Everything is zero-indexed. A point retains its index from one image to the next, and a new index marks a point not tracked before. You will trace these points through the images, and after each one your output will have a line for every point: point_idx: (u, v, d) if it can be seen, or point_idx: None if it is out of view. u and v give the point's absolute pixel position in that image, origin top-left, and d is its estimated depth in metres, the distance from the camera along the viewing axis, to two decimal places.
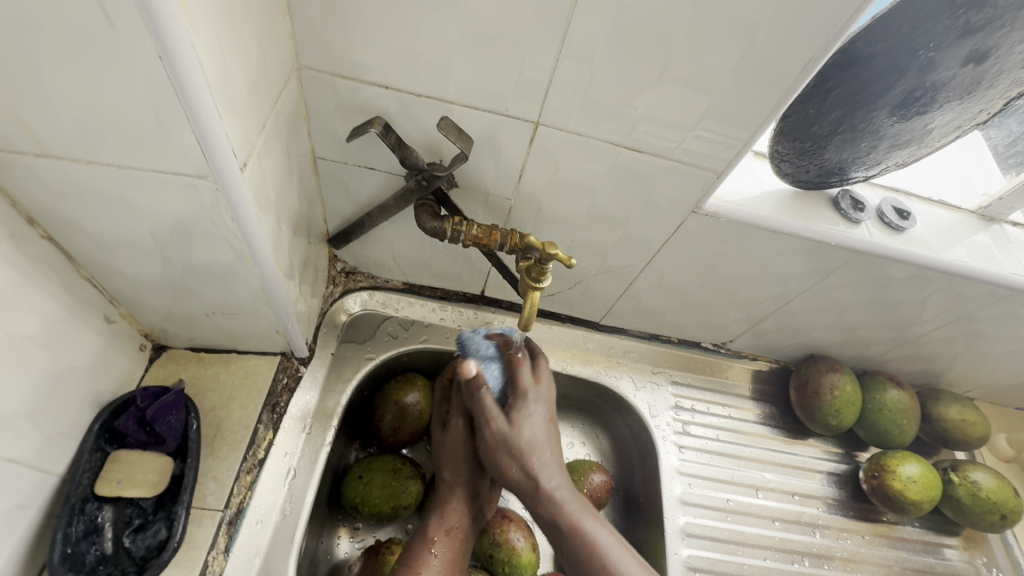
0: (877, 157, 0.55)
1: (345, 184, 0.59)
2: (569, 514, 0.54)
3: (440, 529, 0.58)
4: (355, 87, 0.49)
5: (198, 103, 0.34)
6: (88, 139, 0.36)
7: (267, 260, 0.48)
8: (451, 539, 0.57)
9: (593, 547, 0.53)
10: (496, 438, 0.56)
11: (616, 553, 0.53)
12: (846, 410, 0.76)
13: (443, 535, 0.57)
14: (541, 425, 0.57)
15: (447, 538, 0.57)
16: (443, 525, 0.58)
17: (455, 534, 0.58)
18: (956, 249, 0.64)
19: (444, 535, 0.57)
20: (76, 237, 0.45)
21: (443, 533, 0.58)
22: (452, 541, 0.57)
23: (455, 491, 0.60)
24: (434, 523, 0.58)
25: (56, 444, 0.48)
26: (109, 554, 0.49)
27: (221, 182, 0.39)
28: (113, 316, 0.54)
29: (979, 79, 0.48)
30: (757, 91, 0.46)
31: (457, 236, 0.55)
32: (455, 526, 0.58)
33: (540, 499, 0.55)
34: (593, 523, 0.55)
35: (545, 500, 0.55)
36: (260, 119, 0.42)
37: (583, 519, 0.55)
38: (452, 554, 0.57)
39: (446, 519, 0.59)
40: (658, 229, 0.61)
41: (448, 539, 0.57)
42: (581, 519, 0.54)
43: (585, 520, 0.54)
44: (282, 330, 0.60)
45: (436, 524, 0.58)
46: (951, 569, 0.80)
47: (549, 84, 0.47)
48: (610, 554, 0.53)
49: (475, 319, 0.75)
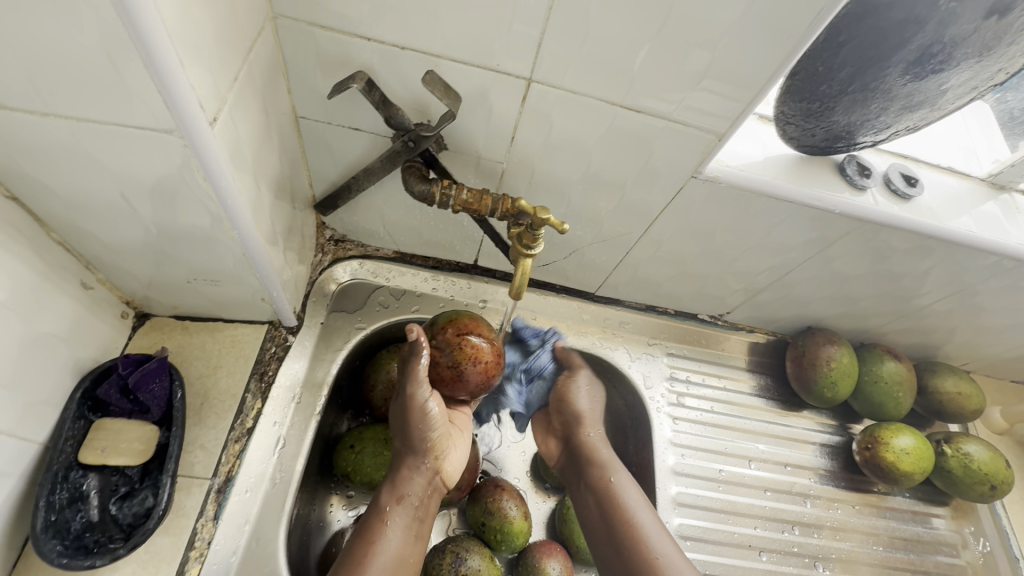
0: (888, 120, 0.53)
1: (330, 145, 0.56)
2: (608, 471, 0.65)
3: (393, 498, 0.56)
4: (335, 39, 0.46)
5: (156, 46, 0.31)
6: (43, 89, 0.34)
7: (246, 225, 0.46)
8: (404, 509, 0.56)
9: (621, 501, 0.62)
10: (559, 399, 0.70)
11: (639, 508, 0.62)
12: (842, 381, 0.75)
13: (395, 506, 0.56)
14: (594, 397, 0.71)
15: (401, 508, 0.56)
16: (396, 493, 0.56)
17: (408, 503, 0.56)
18: (964, 219, 0.62)
19: (396, 504, 0.56)
20: (43, 199, 0.43)
21: (395, 503, 0.56)
22: (408, 512, 0.56)
23: (408, 460, 0.58)
24: (387, 492, 0.57)
25: (37, 412, 0.47)
26: (95, 521, 0.49)
27: (189, 138, 0.37)
28: (90, 282, 0.52)
29: (1001, 36, 0.45)
30: (764, 47, 0.44)
31: (446, 200, 0.53)
32: (408, 494, 0.56)
33: (585, 454, 0.67)
34: (628, 485, 0.64)
35: (591, 460, 0.66)
36: (231, 72, 0.40)
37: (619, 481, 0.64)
38: (407, 522, 0.56)
39: (400, 487, 0.57)
40: (657, 195, 0.59)
41: (400, 508, 0.56)
42: (617, 480, 0.64)
43: (617, 476, 0.65)
44: (268, 297, 0.58)
45: (388, 494, 0.56)
46: (938, 538, 0.81)
47: (541, 36, 0.44)
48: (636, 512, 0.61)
49: (468, 290, 0.73)
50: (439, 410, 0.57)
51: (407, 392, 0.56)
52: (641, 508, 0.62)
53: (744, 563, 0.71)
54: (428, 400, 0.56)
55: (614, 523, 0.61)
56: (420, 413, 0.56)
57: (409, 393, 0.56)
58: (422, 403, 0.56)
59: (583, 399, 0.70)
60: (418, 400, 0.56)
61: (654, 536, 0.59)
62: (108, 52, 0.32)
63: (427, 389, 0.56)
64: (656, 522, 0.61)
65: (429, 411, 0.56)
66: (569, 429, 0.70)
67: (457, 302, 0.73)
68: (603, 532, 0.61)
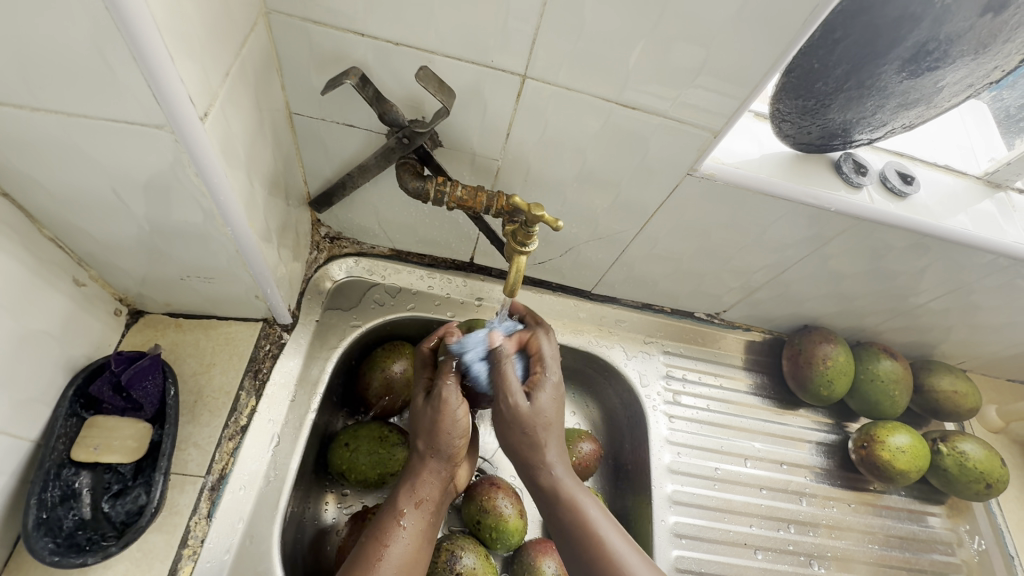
0: (883, 117, 0.52)
1: (324, 142, 0.56)
2: (569, 493, 0.55)
3: (410, 501, 0.55)
4: (329, 35, 0.46)
5: (145, 39, 0.31)
6: (33, 84, 0.34)
7: (239, 221, 0.46)
8: (421, 512, 0.55)
9: (585, 522, 0.53)
10: (510, 411, 0.56)
11: (606, 528, 0.53)
12: (839, 379, 0.75)
13: (412, 508, 0.55)
14: (555, 395, 0.57)
15: (417, 512, 0.55)
16: (414, 497, 0.55)
17: (425, 507, 0.56)
18: (960, 217, 0.62)
19: (414, 508, 0.55)
20: (35, 196, 0.43)
21: (412, 506, 0.55)
22: (425, 516, 0.55)
23: (428, 463, 0.57)
24: (405, 495, 0.56)
25: (29, 409, 0.47)
26: (87, 519, 0.49)
27: (180, 133, 0.37)
28: (83, 279, 0.52)
29: (996, 33, 0.44)
30: (759, 43, 0.43)
31: (441, 197, 0.53)
32: (424, 498, 0.56)
33: (538, 471, 0.56)
34: (589, 501, 0.55)
35: (541, 471, 0.56)
36: (223, 67, 0.40)
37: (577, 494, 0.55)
38: (422, 526, 0.55)
39: (418, 491, 0.56)
40: (653, 193, 0.58)
41: (417, 512, 0.55)
42: (577, 496, 0.55)
43: (581, 499, 0.55)
44: (262, 294, 0.58)
45: (406, 496, 0.55)
46: (934, 536, 0.81)
47: (536, 33, 0.44)
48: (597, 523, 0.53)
49: (464, 287, 0.73)
50: (467, 417, 0.57)
51: (441, 395, 0.55)
52: (611, 531, 0.53)
53: (739, 561, 0.71)
54: (458, 408, 0.56)
55: (582, 550, 0.53)
56: (450, 418, 0.56)
57: (442, 397, 0.56)
58: (453, 409, 0.56)
59: (543, 398, 0.56)
60: (450, 404, 0.55)
61: (626, 560, 0.51)
62: (96, 45, 0.32)
63: (458, 396, 0.56)
64: (629, 544, 0.53)
65: (459, 416, 0.56)
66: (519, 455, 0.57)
67: (453, 300, 0.72)
68: (573, 560, 0.53)
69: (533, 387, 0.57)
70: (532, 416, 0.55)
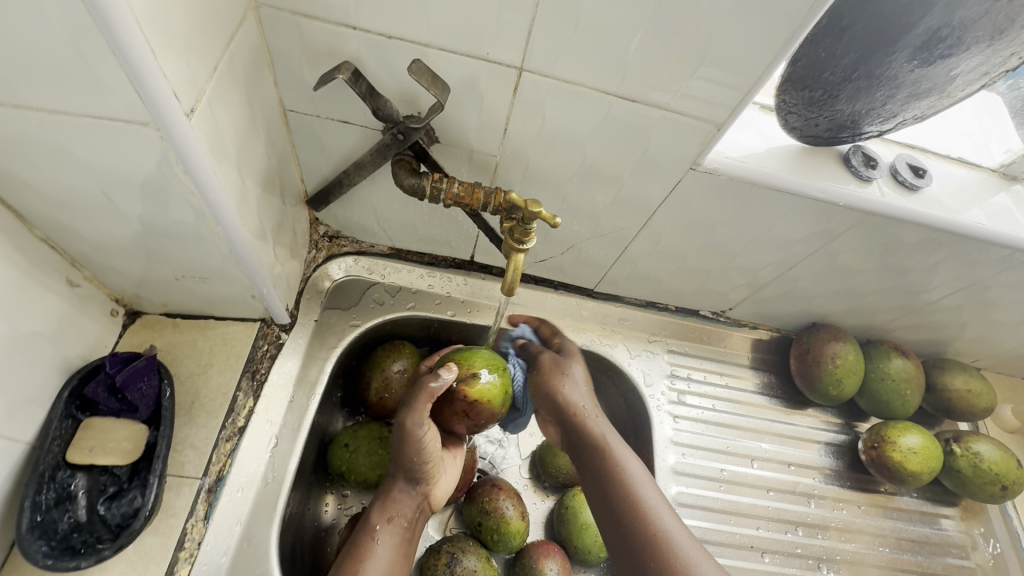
0: (894, 108, 0.51)
1: (320, 139, 0.55)
2: (605, 441, 0.60)
3: (382, 517, 0.55)
4: (320, 28, 0.45)
5: (122, 33, 0.30)
6: (13, 80, 0.33)
7: (231, 220, 0.45)
8: (394, 528, 0.55)
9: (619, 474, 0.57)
10: (550, 377, 0.65)
11: (640, 479, 0.56)
12: (848, 379, 0.73)
13: (385, 524, 0.54)
14: (584, 387, 0.64)
15: (390, 528, 0.54)
16: (386, 513, 0.55)
17: (398, 523, 0.55)
18: (974, 211, 0.60)
19: (387, 524, 0.55)
20: (24, 196, 0.43)
21: (384, 522, 0.55)
22: (398, 532, 0.55)
23: (399, 482, 0.56)
24: (377, 511, 0.55)
25: (22, 411, 0.47)
26: (83, 522, 0.49)
27: (166, 132, 0.36)
28: (77, 280, 0.52)
29: (1014, 18, 0.42)
30: (762, 32, 0.42)
31: (437, 193, 0.52)
32: (397, 515, 0.55)
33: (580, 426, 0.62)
34: (626, 453, 0.59)
35: (582, 430, 0.62)
36: (210, 62, 0.39)
37: (615, 445, 0.60)
38: (395, 543, 0.54)
39: (390, 507, 0.55)
40: (657, 188, 0.57)
41: (390, 528, 0.55)
42: (611, 445, 0.60)
43: (619, 448, 0.59)
44: (258, 294, 0.57)
45: (378, 513, 0.55)
46: (947, 539, 0.79)
47: (532, 22, 0.43)
48: (632, 475, 0.57)
49: (464, 286, 0.72)
50: (435, 441, 0.56)
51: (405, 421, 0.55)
52: (644, 482, 0.56)
53: (746, 564, 0.70)
54: (426, 432, 0.55)
55: (610, 496, 0.56)
56: (417, 444, 0.55)
57: (405, 422, 0.55)
58: (418, 435, 0.55)
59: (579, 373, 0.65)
60: (411, 432, 0.55)
61: (654, 506, 0.54)
62: (73, 40, 0.31)
63: (427, 425, 0.55)
64: (661, 497, 0.55)
65: (425, 443, 0.55)
66: (562, 413, 0.64)
67: (454, 299, 0.71)
68: (604, 509, 0.56)
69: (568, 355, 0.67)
70: (562, 371, 0.65)
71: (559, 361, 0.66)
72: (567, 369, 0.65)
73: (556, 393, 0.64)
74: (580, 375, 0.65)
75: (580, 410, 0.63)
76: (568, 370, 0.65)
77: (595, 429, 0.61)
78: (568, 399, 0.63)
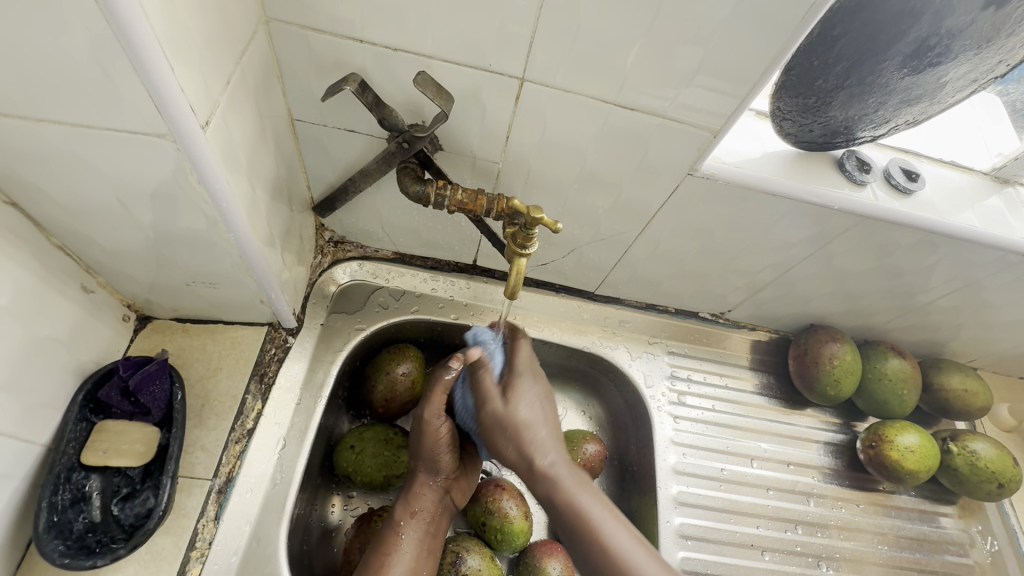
0: (886, 115, 0.52)
1: (326, 147, 0.57)
2: (568, 490, 0.56)
3: (406, 512, 0.58)
4: (328, 41, 0.46)
5: (144, 52, 0.32)
6: (37, 96, 0.35)
7: (242, 227, 0.47)
8: (418, 522, 0.58)
9: (585, 518, 0.55)
10: (494, 420, 0.59)
11: (605, 523, 0.55)
12: (845, 379, 0.74)
13: (409, 519, 0.57)
14: (535, 404, 0.59)
15: (415, 523, 0.57)
16: (409, 508, 0.58)
17: (422, 517, 0.58)
18: (967, 214, 0.61)
19: (410, 519, 0.58)
20: (43, 206, 0.44)
21: (409, 517, 0.58)
22: (421, 526, 0.57)
23: (420, 477, 0.59)
24: (400, 507, 0.58)
25: (39, 414, 0.48)
26: (97, 522, 0.50)
27: (182, 143, 0.38)
28: (91, 286, 0.53)
29: (1000, 27, 0.44)
30: (758, 42, 0.43)
31: (441, 200, 0.53)
32: (420, 509, 0.58)
33: (536, 474, 0.57)
34: (589, 498, 0.56)
35: (540, 478, 0.57)
36: (224, 75, 0.40)
37: (577, 492, 0.56)
38: (421, 535, 0.57)
39: (412, 503, 0.58)
40: (656, 193, 0.58)
41: (414, 522, 0.58)
42: (575, 495, 0.56)
43: (580, 498, 0.56)
44: (266, 299, 0.58)
45: (402, 507, 0.58)
46: (946, 537, 0.80)
47: (533, 35, 0.44)
48: (598, 520, 0.55)
49: (467, 290, 0.73)
50: (451, 434, 0.59)
51: (422, 417, 0.58)
52: (609, 523, 0.55)
53: (746, 562, 0.71)
54: (441, 424, 0.58)
55: (584, 546, 0.54)
56: (433, 437, 0.58)
57: (422, 416, 0.58)
58: (435, 426, 0.58)
59: (524, 410, 0.59)
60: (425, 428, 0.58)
61: (628, 554, 0.53)
62: (97, 57, 0.32)
63: (441, 417, 0.58)
64: (633, 540, 0.54)
65: (441, 434, 0.58)
66: (517, 462, 0.58)
67: (457, 302, 0.73)
68: (581, 557, 0.55)
69: (510, 391, 0.59)
70: (510, 420, 0.58)
71: (504, 413, 0.58)
72: (514, 418, 0.58)
73: (507, 447, 0.58)
74: (528, 411, 0.59)
75: (539, 459, 0.57)
76: (517, 416, 0.58)
77: (550, 477, 0.57)
78: (523, 453, 0.57)
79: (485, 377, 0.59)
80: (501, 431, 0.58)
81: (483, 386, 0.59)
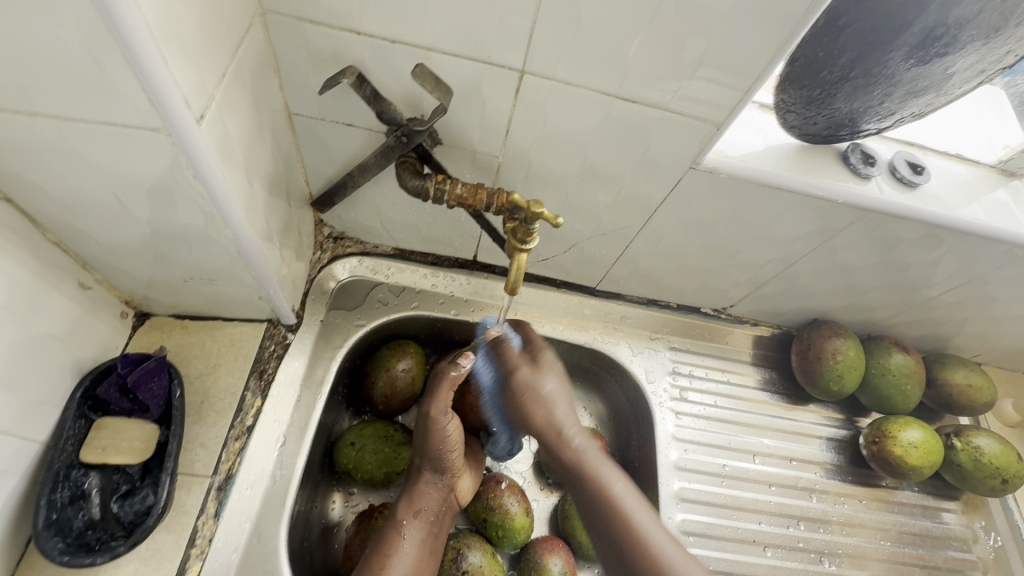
0: (891, 107, 0.51)
1: (324, 141, 0.56)
2: (591, 462, 0.58)
3: (409, 511, 0.58)
4: (324, 33, 0.46)
5: (134, 43, 0.31)
6: (29, 89, 0.34)
7: (239, 222, 0.46)
8: (420, 522, 0.58)
9: (608, 496, 0.56)
10: (521, 387, 0.59)
11: (629, 502, 0.56)
12: (849, 374, 0.73)
13: (411, 518, 0.57)
14: (561, 382, 0.61)
15: (416, 522, 0.57)
16: (412, 506, 0.58)
17: (425, 516, 0.58)
18: (973, 208, 0.60)
19: (413, 518, 0.58)
20: (38, 201, 0.44)
21: (411, 516, 0.58)
22: (423, 525, 0.58)
23: (424, 475, 0.59)
24: (404, 505, 0.58)
25: (36, 412, 0.48)
26: (96, 519, 0.50)
27: (177, 137, 0.37)
28: (88, 282, 0.53)
29: (1008, 17, 0.43)
30: (762, 32, 0.42)
31: (441, 195, 0.53)
32: (423, 508, 0.58)
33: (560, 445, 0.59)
34: (611, 473, 0.58)
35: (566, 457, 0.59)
36: (218, 68, 0.40)
37: (599, 465, 0.58)
38: (422, 535, 0.57)
39: (416, 501, 0.58)
40: (658, 187, 0.58)
41: (416, 521, 0.58)
42: (597, 467, 0.58)
43: (604, 472, 0.58)
44: (265, 295, 0.58)
45: (405, 506, 0.58)
46: (949, 533, 0.79)
47: (533, 26, 0.44)
48: (621, 495, 0.57)
49: (468, 286, 0.73)
50: (459, 433, 0.59)
51: (430, 416, 0.58)
52: (631, 500, 0.57)
53: (748, 558, 0.71)
54: (449, 423, 0.58)
55: (605, 519, 0.56)
56: (440, 436, 0.58)
57: (429, 414, 0.58)
58: (442, 424, 0.58)
59: (552, 385, 0.60)
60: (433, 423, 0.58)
61: (649, 529, 0.55)
62: (88, 50, 0.32)
63: (450, 417, 0.58)
64: (653, 519, 0.56)
65: (449, 433, 0.58)
66: (541, 432, 0.60)
67: (457, 298, 0.72)
68: (599, 533, 0.56)
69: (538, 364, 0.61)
70: (538, 391, 0.59)
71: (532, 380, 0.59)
72: (542, 389, 0.59)
73: (533, 417, 0.60)
74: (555, 386, 0.60)
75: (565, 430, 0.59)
76: (544, 389, 0.59)
77: (575, 448, 0.59)
78: (550, 422, 0.59)
79: (509, 348, 0.61)
80: (528, 399, 0.59)
81: (508, 359, 0.61)
